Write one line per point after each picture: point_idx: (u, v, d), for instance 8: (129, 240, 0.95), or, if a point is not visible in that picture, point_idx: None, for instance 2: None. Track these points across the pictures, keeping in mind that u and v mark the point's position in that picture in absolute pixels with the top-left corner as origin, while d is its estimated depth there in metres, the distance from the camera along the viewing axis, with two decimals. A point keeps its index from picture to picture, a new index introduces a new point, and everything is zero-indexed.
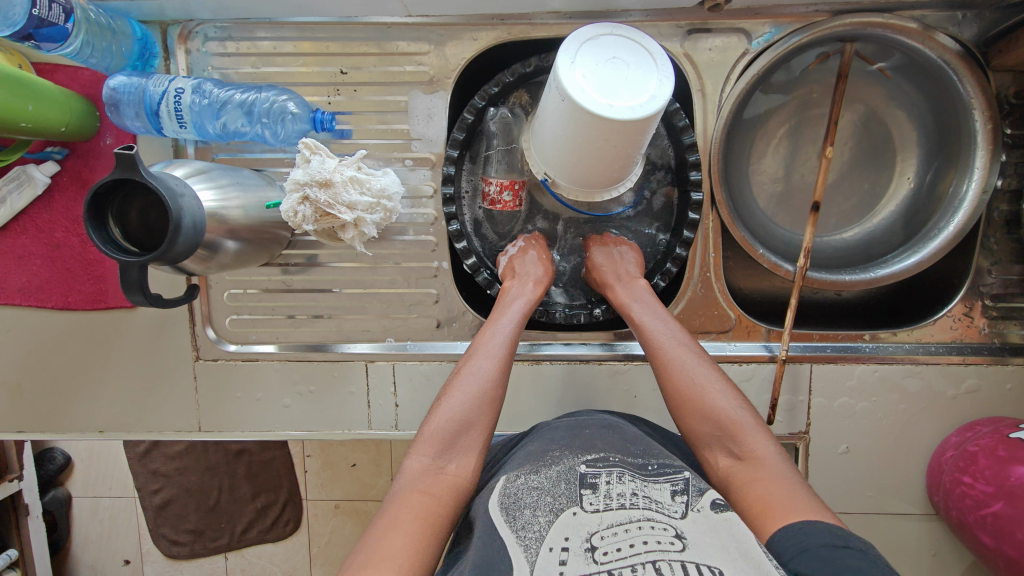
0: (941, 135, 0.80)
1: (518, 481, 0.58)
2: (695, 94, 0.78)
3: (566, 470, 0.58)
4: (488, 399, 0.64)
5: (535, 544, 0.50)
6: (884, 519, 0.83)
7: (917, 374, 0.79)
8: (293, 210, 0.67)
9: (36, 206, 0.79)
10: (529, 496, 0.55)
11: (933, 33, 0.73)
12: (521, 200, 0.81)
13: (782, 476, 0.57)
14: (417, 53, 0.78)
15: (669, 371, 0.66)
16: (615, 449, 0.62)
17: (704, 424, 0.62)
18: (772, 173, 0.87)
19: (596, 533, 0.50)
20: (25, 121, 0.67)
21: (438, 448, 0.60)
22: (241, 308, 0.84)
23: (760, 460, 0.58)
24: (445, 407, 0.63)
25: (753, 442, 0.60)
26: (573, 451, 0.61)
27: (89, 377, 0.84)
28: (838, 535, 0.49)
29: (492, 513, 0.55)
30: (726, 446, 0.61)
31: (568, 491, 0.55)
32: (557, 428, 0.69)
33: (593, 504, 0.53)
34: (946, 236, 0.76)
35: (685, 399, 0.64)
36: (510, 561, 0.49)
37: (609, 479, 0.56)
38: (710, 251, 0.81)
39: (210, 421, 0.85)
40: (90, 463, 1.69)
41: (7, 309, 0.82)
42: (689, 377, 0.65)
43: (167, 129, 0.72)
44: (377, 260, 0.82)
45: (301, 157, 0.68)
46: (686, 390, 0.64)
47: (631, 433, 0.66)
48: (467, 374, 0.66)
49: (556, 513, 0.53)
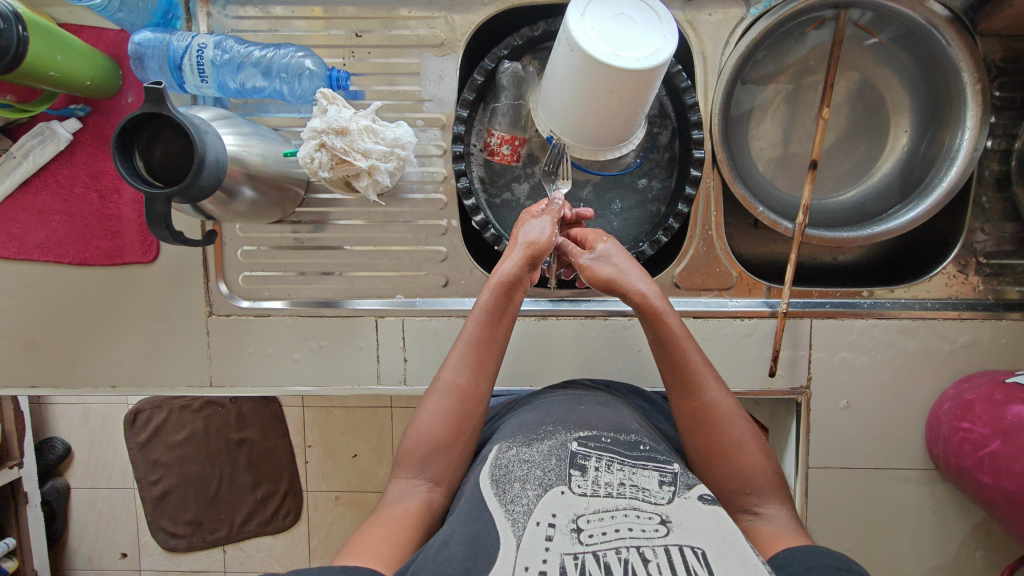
0: (933, 100, 0.83)
1: (512, 453, 0.58)
2: (697, 58, 0.82)
3: (558, 447, 0.58)
4: (458, 415, 0.64)
5: (522, 519, 0.51)
6: (884, 475, 0.85)
7: (914, 329, 0.82)
8: (310, 157, 0.69)
9: (58, 162, 0.82)
10: (519, 468, 0.56)
11: (923, 0, 0.76)
12: (520, 155, 0.85)
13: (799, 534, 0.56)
14: (429, 18, 0.81)
15: (695, 415, 0.62)
16: (608, 426, 0.62)
17: (730, 479, 0.60)
18: (770, 138, 0.90)
19: (582, 516, 0.50)
20: (55, 71, 0.69)
21: (418, 460, 0.62)
22: (254, 265, 0.86)
23: (782, 521, 0.58)
24: (416, 425, 0.64)
25: (775, 502, 0.59)
26: (566, 428, 0.61)
27: (103, 333, 0.86)
28: (842, 560, 0.49)
29: (482, 484, 0.55)
30: (748, 502, 0.59)
31: (559, 469, 0.55)
32: (552, 401, 0.69)
33: (582, 487, 0.53)
34: (942, 190, 0.79)
35: (712, 447, 0.61)
36: (497, 535, 0.49)
37: (599, 463, 0.55)
38: (712, 209, 0.84)
39: (221, 377, 0.86)
40: (89, 452, 1.68)
41: (27, 265, 0.84)
42: (719, 424, 0.62)
43: (189, 83, 0.75)
44: (388, 217, 0.85)
45: (318, 107, 0.71)
46: (714, 439, 0.61)
47: (625, 414, 0.65)
48: (439, 390, 0.65)
49: (545, 490, 0.53)
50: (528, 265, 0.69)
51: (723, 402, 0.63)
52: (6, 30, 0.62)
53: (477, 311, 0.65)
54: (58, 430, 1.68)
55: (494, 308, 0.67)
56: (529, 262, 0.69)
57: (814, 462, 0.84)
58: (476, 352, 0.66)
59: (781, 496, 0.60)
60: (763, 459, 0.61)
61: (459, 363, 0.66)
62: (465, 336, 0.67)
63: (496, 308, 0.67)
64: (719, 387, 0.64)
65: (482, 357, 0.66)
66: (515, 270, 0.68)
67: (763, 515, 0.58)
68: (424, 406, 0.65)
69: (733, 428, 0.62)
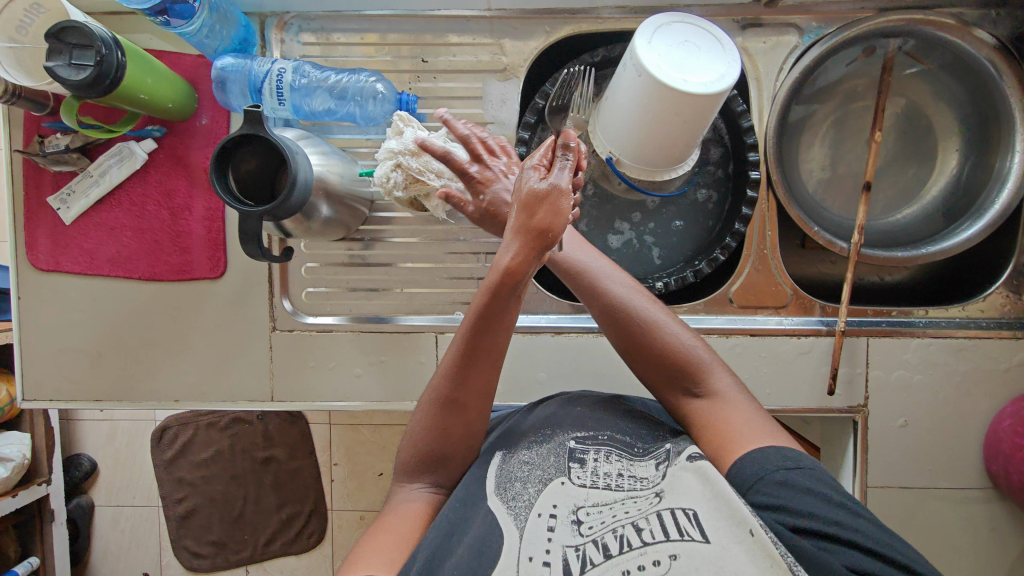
0: (981, 124, 0.86)
1: (512, 457, 0.65)
2: (752, 83, 0.84)
3: (556, 446, 0.64)
4: (452, 419, 0.64)
5: (525, 511, 0.59)
6: (942, 494, 0.84)
7: (969, 348, 0.82)
8: (386, 176, 0.72)
9: (132, 180, 0.85)
10: (521, 469, 0.63)
11: (972, 30, 0.80)
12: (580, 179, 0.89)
13: (743, 403, 0.63)
14: (492, 45, 0.85)
15: (608, 319, 0.68)
16: (605, 424, 0.67)
17: (666, 372, 0.66)
18: (819, 161, 0.92)
19: (582, 508, 0.57)
20: (143, 93, 0.73)
21: (417, 468, 0.66)
22: (317, 281, 0.88)
23: (724, 393, 0.64)
24: (417, 424, 0.67)
25: (709, 377, 0.65)
26: (564, 427, 0.67)
27: (167, 347, 0.87)
28: (788, 458, 0.57)
29: (487, 483, 0.63)
30: (687, 387, 0.65)
31: (558, 464, 0.62)
32: (552, 401, 0.74)
33: (581, 480, 0.60)
34: (994, 212, 0.81)
35: (634, 345, 0.67)
36: (504, 530, 0.57)
37: (597, 456, 0.62)
38: (768, 229, 0.85)
39: (283, 390, 0.87)
40: (116, 469, 1.68)
41: (97, 280, 0.87)
42: (628, 318, 0.67)
43: (266, 106, 0.78)
44: (448, 235, 0.87)
45: (395, 129, 0.74)
46: (632, 338, 0.67)
47: (623, 409, 0.69)
48: (431, 402, 0.64)
49: (546, 484, 0.60)
50: (532, 252, 0.54)
51: (624, 294, 0.68)
52: (107, 56, 0.66)
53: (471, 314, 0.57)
54: (86, 447, 1.67)
55: (489, 313, 0.57)
56: (534, 246, 0.54)
57: (872, 480, 0.84)
58: (469, 366, 0.61)
59: (714, 368, 0.66)
60: (685, 338, 0.67)
61: (450, 376, 0.63)
62: (455, 347, 0.61)
63: (490, 317, 0.58)
64: (624, 282, 0.69)
65: (477, 368, 0.62)
66: (513, 264, 0.54)
67: (704, 395, 0.65)
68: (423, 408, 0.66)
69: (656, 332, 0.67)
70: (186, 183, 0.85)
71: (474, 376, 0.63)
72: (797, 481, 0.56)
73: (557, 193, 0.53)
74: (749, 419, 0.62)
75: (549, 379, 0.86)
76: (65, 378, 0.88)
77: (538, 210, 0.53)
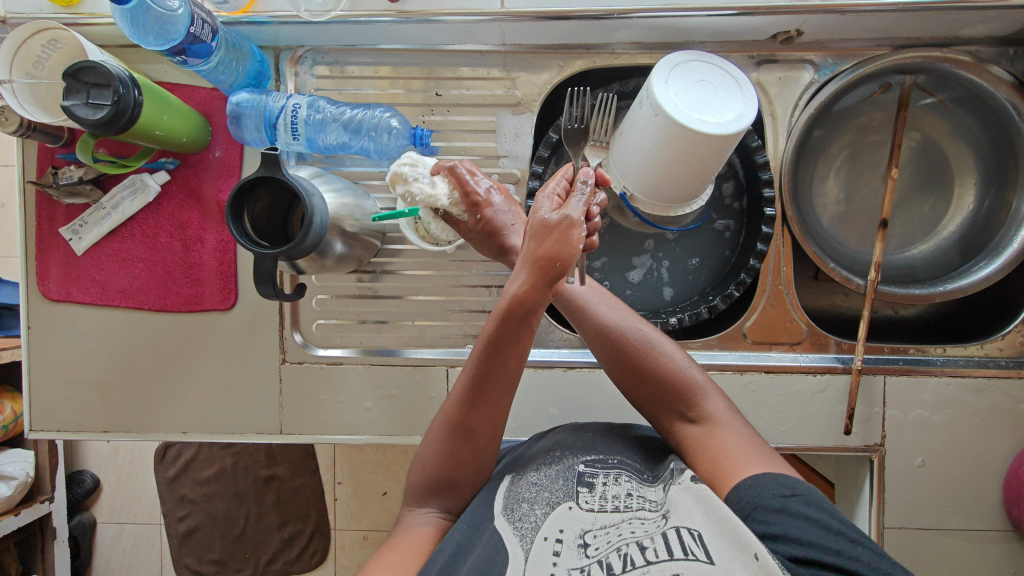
0: (998, 161, 0.85)
1: (522, 479, 0.66)
2: (767, 118, 0.84)
3: (565, 469, 0.65)
4: (458, 446, 0.65)
5: (531, 533, 0.59)
6: (961, 536, 0.82)
7: (988, 388, 0.81)
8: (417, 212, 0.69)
9: (145, 212, 0.85)
10: (529, 490, 0.64)
11: (988, 67, 0.79)
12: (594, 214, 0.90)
13: (732, 427, 0.63)
14: (506, 79, 0.85)
15: (600, 344, 0.68)
16: (612, 447, 0.68)
17: (664, 394, 0.66)
18: (834, 195, 0.92)
19: (589, 532, 0.58)
20: (159, 130, 0.73)
21: (426, 494, 0.67)
22: (328, 313, 0.87)
23: (717, 418, 0.64)
24: (426, 449, 0.68)
25: (703, 401, 0.65)
26: (573, 450, 0.68)
27: (176, 378, 0.87)
28: (786, 485, 0.56)
29: (495, 504, 0.64)
30: (682, 411, 0.66)
31: (566, 487, 0.63)
32: (561, 425, 0.76)
33: (589, 503, 0.60)
34: (1012, 251, 0.80)
35: (626, 369, 0.68)
36: (510, 552, 0.57)
37: (605, 480, 0.63)
38: (783, 264, 0.84)
39: (291, 423, 0.86)
40: (118, 487, 1.66)
41: (107, 311, 0.87)
42: (621, 341, 0.68)
43: (280, 141, 0.77)
44: (459, 267, 0.86)
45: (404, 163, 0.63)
46: (623, 362, 0.68)
47: (628, 434, 0.71)
48: (442, 424, 0.66)
49: (553, 506, 0.61)
50: (540, 284, 0.55)
51: (615, 318, 0.69)
52: (125, 94, 0.66)
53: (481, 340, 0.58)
54: (89, 464, 1.66)
55: (497, 340, 0.58)
56: (542, 277, 0.54)
57: (888, 521, 0.83)
58: (477, 391, 0.62)
59: (708, 391, 0.66)
60: (679, 361, 0.68)
61: (459, 401, 0.64)
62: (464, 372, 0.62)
63: (499, 343, 0.58)
64: (615, 307, 0.70)
65: (485, 394, 0.62)
66: (521, 293, 0.55)
67: (698, 419, 0.65)
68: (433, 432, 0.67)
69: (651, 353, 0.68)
70: (198, 215, 0.85)
71: (484, 403, 0.63)
72: (796, 509, 0.54)
73: (566, 224, 0.54)
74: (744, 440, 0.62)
75: (561, 414, 0.85)
76: (73, 408, 0.87)
77: (546, 240, 0.54)
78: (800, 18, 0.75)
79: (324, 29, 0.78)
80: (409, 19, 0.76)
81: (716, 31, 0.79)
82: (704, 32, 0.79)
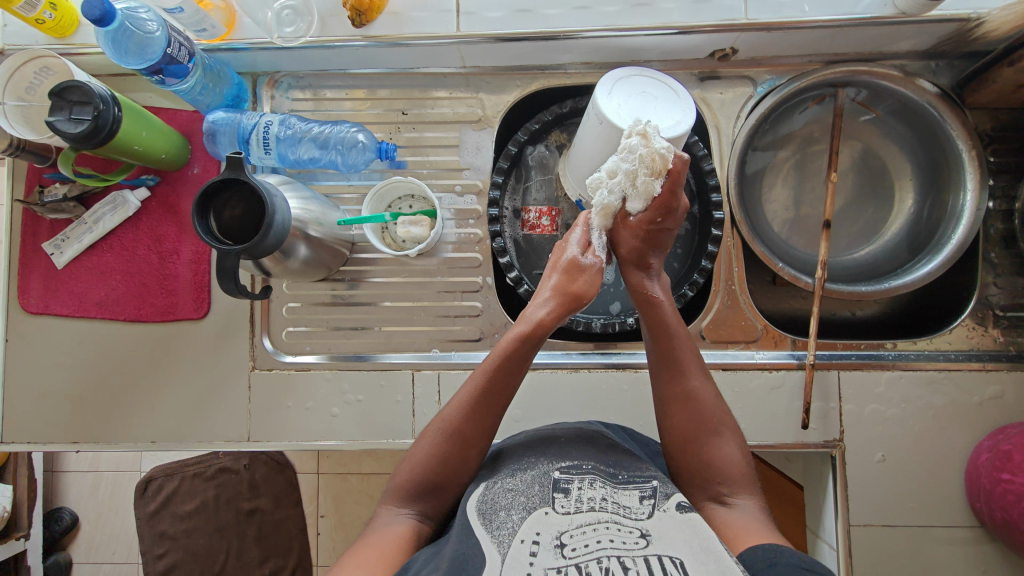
0: (932, 167, 0.90)
1: (496, 486, 0.61)
2: (712, 129, 0.90)
3: (541, 475, 0.61)
4: (453, 455, 0.65)
5: (508, 538, 0.54)
6: (929, 533, 0.82)
7: (940, 381, 0.83)
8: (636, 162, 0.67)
9: (124, 227, 0.89)
10: (505, 497, 0.59)
11: (914, 79, 0.84)
12: (558, 225, 0.95)
13: (765, 523, 0.59)
14: (467, 99, 0.91)
15: (670, 397, 0.68)
16: (589, 455, 0.65)
17: (706, 470, 0.64)
18: (783, 202, 0.97)
19: (566, 531, 0.53)
20: (138, 144, 0.78)
21: (405, 496, 0.65)
22: (298, 321, 0.90)
23: (750, 511, 0.61)
24: (414, 455, 0.67)
25: (745, 494, 0.63)
26: (549, 458, 0.64)
27: (148, 388, 0.88)
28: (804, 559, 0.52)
29: (470, 513, 0.59)
30: (720, 492, 0.63)
31: (542, 493, 0.58)
32: (529, 432, 0.75)
33: (565, 506, 0.56)
34: (952, 246, 0.83)
35: (688, 435, 0.66)
36: (484, 555, 0.52)
37: (581, 484, 0.58)
38: (734, 265, 0.89)
39: (259, 431, 0.88)
40: (98, 524, 1.63)
41: (84, 323, 0.89)
42: (697, 413, 0.67)
43: (254, 155, 0.84)
44: (426, 274, 0.90)
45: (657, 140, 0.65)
46: (687, 425, 0.67)
47: (606, 444, 0.68)
48: (438, 429, 0.67)
49: (529, 512, 0.56)
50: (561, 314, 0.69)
51: (698, 391, 0.68)
52: (104, 111, 0.71)
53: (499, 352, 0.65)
54: (69, 499, 1.63)
55: (514, 353, 0.67)
56: (565, 307, 0.69)
57: (854, 518, 0.82)
58: (485, 400, 0.67)
59: (749, 487, 0.64)
60: (737, 454, 0.65)
61: (465, 408, 0.67)
62: (476, 381, 0.68)
63: (517, 359, 0.67)
64: (700, 378, 0.69)
65: (492, 405, 0.67)
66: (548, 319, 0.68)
67: (732, 505, 0.62)
68: (424, 439, 0.68)
69: (713, 423, 0.67)
70: (175, 228, 0.89)
71: (487, 412, 0.67)
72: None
73: (594, 271, 0.71)
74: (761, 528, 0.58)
75: (526, 416, 0.86)
76: (45, 420, 0.88)
77: (576, 280, 0.71)
78: (731, 35, 0.81)
79: (296, 55, 0.85)
80: (375, 42, 0.83)
81: (659, 52, 0.86)
82: (649, 51, 0.86)
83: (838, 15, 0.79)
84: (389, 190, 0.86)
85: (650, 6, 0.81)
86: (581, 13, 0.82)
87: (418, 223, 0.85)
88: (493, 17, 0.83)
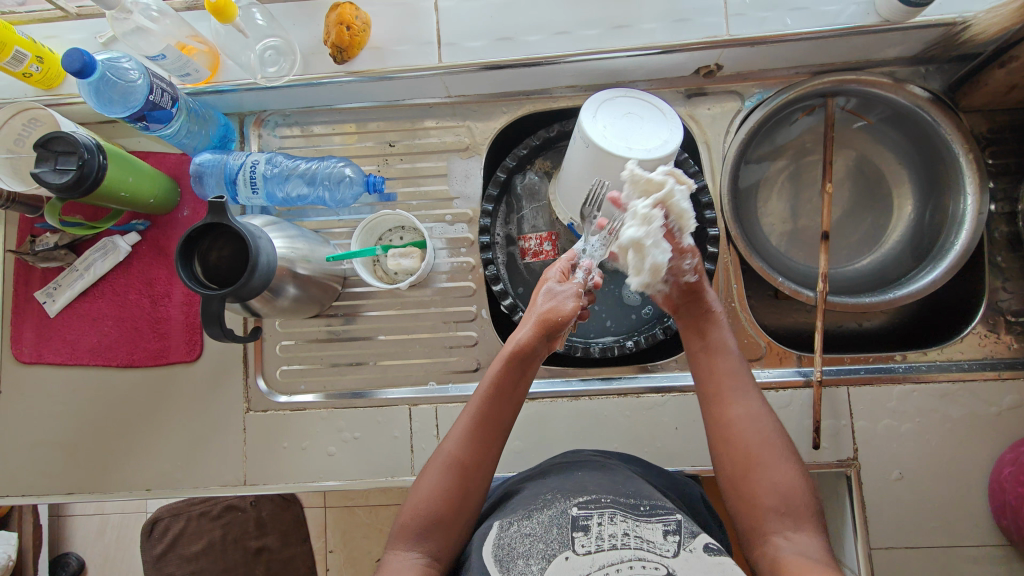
0: (930, 174, 0.89)
1: (512, 529, 0.58)
2: (701, 146, 0.89)
3: (558, 515, 0.58)
4: (460, 490, 0.63)
5: None
6: (956, 554, 0.78)
7: (955, 392, 0.80)
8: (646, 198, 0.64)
9: (115, 272, 0.89)
10: (522, 543, 0.56)
11: (904, 85, 0.83)
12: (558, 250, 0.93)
13: (830, 563, 0.55)
14: (454, 128, 0.90)
15: (726, 422, 0.66)
16: (606, 489, 0.62)
17: (769, 496, 0.61)
18: (779, 215, 0.96)
19: None
20: (124, 190, 0.78)
21: (412, 533, 0.61)
22: (292, 359, 0.89)
23: (813, 548, 0.57)
24: (414, 496, 0.64)
25: (808, 528, 0.59)
26: (566, 496, 0.61)
27: (143, 433, 0.87)
28: None
29: (486, 563, 0.56)
30: (781, 525, 0.59)
31: (561, 536, 0.55)
32: (546, 468, 0.71)
33: (585, 547, 0.53)
34: (956, 252, 0.81)
35: (750, 460, 0.63)
36: None
37: (600, 519, 0.56)
38: (733, 282, 0.87)
39: (256, 474, 0.85)
40: (106, 569, 1.58)
41: (77, 371, 0.88)
42: (758, 435, 0.64)
43: (241, 195, 0.84)
44: (420, 306, 0.88)
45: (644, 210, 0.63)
46: (750, 445, 0.64)
47: (623, 478, 0.65)
48: (438, 461, 0.65)
49: (549, 560, 0.52)
50: (544, 337, 0.67)
51: (757, 411, 0.66)
52: (89, 160, 0.71)
53: (489, 383, 0.66)
54: (74, 545, 1.57)
55: (504, 380, 0.67)
56: (547, 332, 0.67)
57: (875, 541, 0.79)
58: (481, 427, 0.66)
59: (811, 520, 0.59)
60: (799, 482, 0.61)
61: (463, 436, 0.66)
62: (471, 409, 0.67)
63: (504, 387, 0.67)
64: (756, 400, 0.67)
65: (490, 433, 0.66)
66: (530, 343, 0.67)
67: (794, 540, 0.58)
68: (425, 472, 0.66)
69: (775, 447, 0.64)
70: (167, 271, 0.89)
71: (487, 439, 0.66)
72: None
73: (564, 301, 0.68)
74: (820, 564, 0.54)
75: (528, 448, 0.84)
76: (41, 471, 0.87)
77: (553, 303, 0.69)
78: (714, 52, 0.81)
79: (281, 94, 0.85)
80: (360, 77, 0.83)
81: (644, 71, 0.85)
82: (634, 71, 0.85)
83: (821, 26, 0.78)
84: (378, 224, 0.85)
85: (631, 28, 0.82)
86: (562, 38, 0.82)
87: (408, 255, 0.83)
88: (475, 46, 0.83)
